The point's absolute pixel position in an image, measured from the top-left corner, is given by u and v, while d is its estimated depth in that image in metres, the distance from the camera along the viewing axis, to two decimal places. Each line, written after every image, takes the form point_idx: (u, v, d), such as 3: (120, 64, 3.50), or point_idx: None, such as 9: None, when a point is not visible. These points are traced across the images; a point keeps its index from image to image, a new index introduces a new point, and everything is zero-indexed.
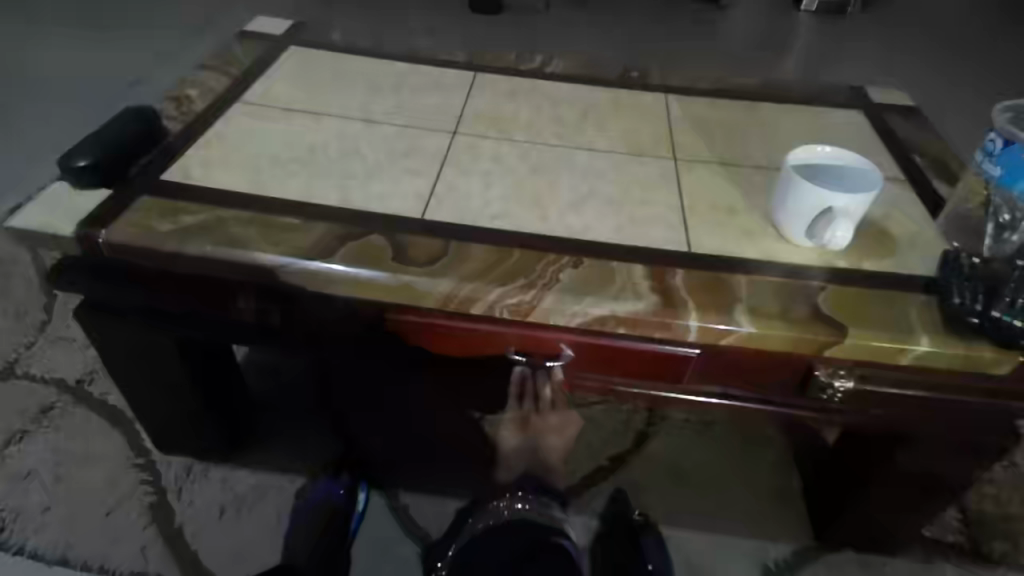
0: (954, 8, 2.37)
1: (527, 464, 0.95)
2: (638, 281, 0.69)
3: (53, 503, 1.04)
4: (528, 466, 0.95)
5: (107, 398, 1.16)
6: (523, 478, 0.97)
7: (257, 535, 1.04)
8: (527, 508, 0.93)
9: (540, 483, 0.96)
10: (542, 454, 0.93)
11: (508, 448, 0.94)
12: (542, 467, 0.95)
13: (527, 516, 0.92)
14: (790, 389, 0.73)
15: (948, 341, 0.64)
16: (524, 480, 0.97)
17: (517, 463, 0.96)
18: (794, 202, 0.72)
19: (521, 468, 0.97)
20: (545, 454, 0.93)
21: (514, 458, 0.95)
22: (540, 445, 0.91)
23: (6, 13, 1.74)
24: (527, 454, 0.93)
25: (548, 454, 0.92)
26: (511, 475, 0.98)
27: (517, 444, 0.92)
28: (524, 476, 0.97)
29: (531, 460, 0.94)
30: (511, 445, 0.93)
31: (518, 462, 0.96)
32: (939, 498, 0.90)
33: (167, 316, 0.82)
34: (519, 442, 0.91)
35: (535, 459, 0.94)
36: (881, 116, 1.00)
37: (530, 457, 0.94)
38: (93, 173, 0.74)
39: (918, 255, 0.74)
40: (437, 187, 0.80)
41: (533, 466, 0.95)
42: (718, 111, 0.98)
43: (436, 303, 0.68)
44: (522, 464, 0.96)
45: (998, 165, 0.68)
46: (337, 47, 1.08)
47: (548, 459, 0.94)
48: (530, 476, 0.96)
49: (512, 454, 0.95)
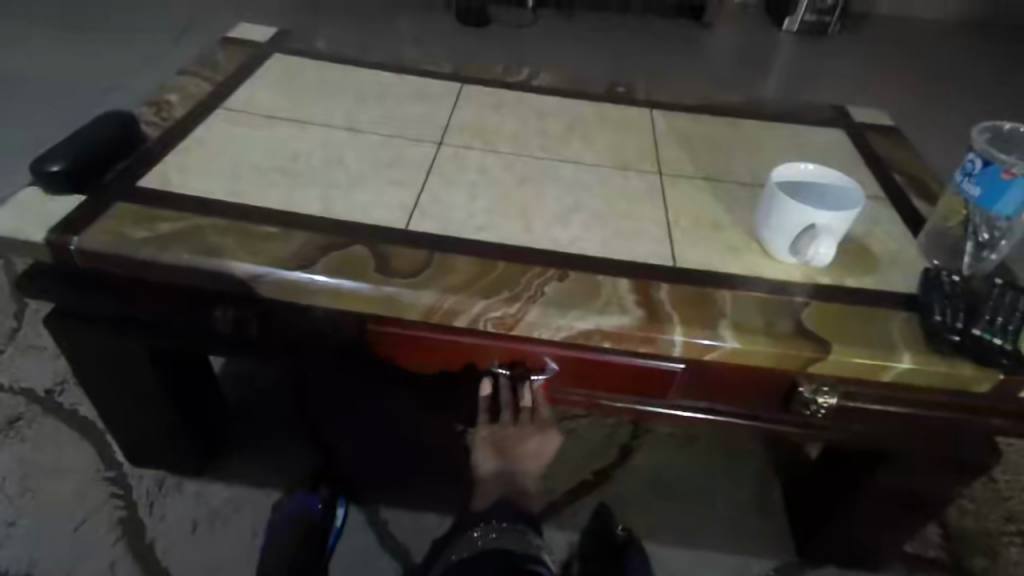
0: (931, 33, 2.41)
1: (502, 490, 0.90)
2: (624, 295, 0.69)
3: (18, 517, 1.00)
4: (503, 492, 0.90)
5: (77, 409, 1.13)
6: (499, 507, 0.88)
7: (232, 550, 1.00)
8: (504, 536, 0.84)
9: (515, 510, 0.88)
10: (518, 478, 0.90)
11: (482, 476, 0.91)
12: (518, 493, 0.90)
13: (504, 545, 0.83)
14: (774, 404, 0.73)
15: (930, 359, 0.65)
16: (500, 510, 0.88)
17: (490, 491, 0.90)
18: (778, 218, 0.72)
19: (495, 494, 0.90)
20: (520, 478, 0.90)
21: (489, 485, 0.90)
22: (519, 466, 0.89)
23: (5, 49, 1.77)
24: (506, 480, 0.90)
25: (524, 476, 0.90)
26: (486, 505, 0.90)
27: (494, 469, 0.89)
28: (498, 504, 0.88)
29: (508, 484, 0.90)
30: (486, 473, 0.90)
31: (495, 489, 0.90)
32: (919, 514, 0.90)
33: (138, 320, 0.78)
34: (497, 465, 0.89)
35: (512, 482, 0.90)
36: (862, 135, 1.02)
37: (507, 483, 0.90)
38: (65, 179, 0.72)
39: (899, 272, 0.75)
40: (421, 198, 0.79)
41: (509, 492, 0.90)
42: (701, 127, 0.99)
43: (419, 314, 0.67)
44: (498, 490, 0.90)
45: (976, 185, 0.68)
46: (322, 55, 1.07)
47: (526, 487, 0.91)
48: (506, 504, 0.88)
49: (485, 482, 0.91)
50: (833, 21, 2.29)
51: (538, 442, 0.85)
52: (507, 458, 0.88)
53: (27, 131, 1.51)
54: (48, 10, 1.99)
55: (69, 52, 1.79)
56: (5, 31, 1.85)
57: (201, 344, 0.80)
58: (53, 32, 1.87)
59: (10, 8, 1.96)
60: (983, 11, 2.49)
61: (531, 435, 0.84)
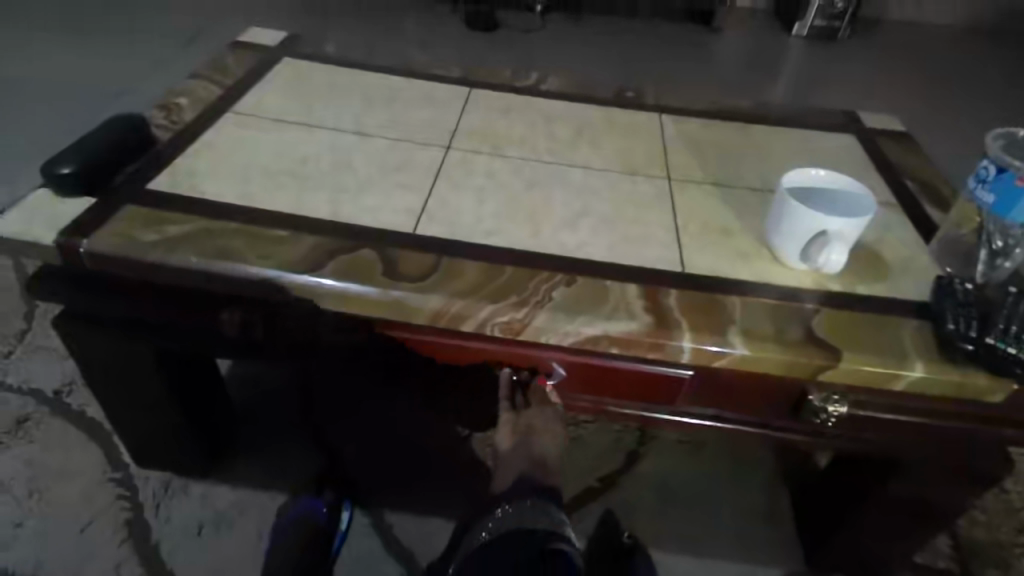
0: (941, 37, 2.40)
1: (522, 468, 0.75)
2: (632, 300, 0.68)
3: (25, 518, 1.01)
4: (523, 468, 0.75)
5: (85, 410, 1.14)
6: (517, 485, 0.73)
7: (238, 552, 1.00)
8: (523, 515, 0.70)
9: (536, 488, 0.73)
10: (537, 446, 0.77)
11: (501, 453, 0.78)
12: (540, 467, 0.76)
13: (524, 525, 0.69)
14: (784, 412, 0.72)
15: (943, 368, 0.64)
16: (517, 489, 0.73)
17: (509, 471, 0.76)
18: (789, 225, 0.71)
19: (515, 472, 0.75)
20: (538, 444, 0.77)
21: (508, 466, 0.76)
22: (535, 429, 0.77)
23: (11, 53, 1.78)
24: (525, 451, 0.76)
25: (542, 442, 0.77)
26: (503, 487, 0.74)
27: (511, 441, 0.77)
28: (517, 482, 0.74)
29: (528, 459, 0.76)
30: (504, 448, 0.77)
31: (513, 469, 0.75)
32: (931, 525, 0.87)
33: (146, 323, 0.78)
34: (513, 442, 0.77)
35: (531, 454, 0.76)
36: (873, 140, 1.01)
37: (526, 455, 0.76)
38: (74, 182, 0.72)
39: (911, 280, 0.74)
40: (429, 202, 0.79)
41: (529, 467, 0.75)
42: (711, 132, 0.98)
43: (426, 319, 0.67)
44: (518, 469, 0.75)
45: (991, 192, 0.67)
46: (332, 59, 1.07)
47: (546, 457, 0.77)
48: (525, 480, 0.74)
49: (504, 463, 0.77)
50: (844, 26, 2.28)
51: (550, 417, 0.77)
52: (523, 426, 0.77)
53: (29, 137, 1.51)
54: (50, 12, 2.03)
55: (75, 56, 1.81)
56: (12, 34, 1.87)
57: (208, 347, 0.79)
58: (58, 37, 1.89)
59: (15, 12, 1.99)
60: (994, 17, 2.48)
61: (536, 407, 0.75)
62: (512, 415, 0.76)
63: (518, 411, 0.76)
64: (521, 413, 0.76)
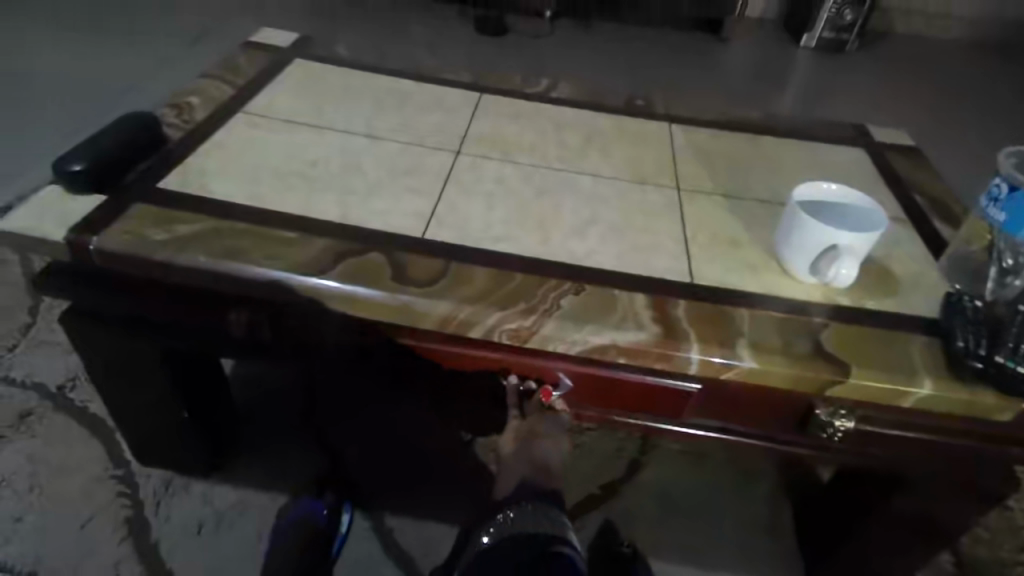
0: (951, 52, 2.41)
1: (524, 472, 0.73)
2: (640, 310, 0.68)
3: (25, 513, 1.00)
4: (525, 472, 0.73)
5: (87, 406, 1.14)
6: (520, 489, 0.72)
7: (236, 552, 1.00)
8: (523, 520, 0.69)
9: (538, 491, 0.72)
10: (538, 450, 0.74)
11: (503, 457, 0.76)
12: (542, 472, 0.74)
13: (525, 529, 0.68)
14: (790, 426, 0.71)
15: (951, 386, 0.64)
16: (521, 492, 0.72)
17: (511, 475, 0.74)
18: (798, 238, 0.71)
19: (517, 475, 0.73)
20: (539, 448, 0.74)
21: (509, 471, 0.74)
22: (538, 434, 0.74)
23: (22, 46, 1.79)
24: (526, 455, 0.74)
25: (544, 446, 0.74)
26: (506, 492, 0.73)
27: (513, 445, 0.75)
28: (518, 486, 0.72)
29: (531, 464, 0.74)
30: (507, 451, 0.75)
31: (515, 475, 0.74)
32: (937, 543, 0.86)
33: (149, 321, 0.78)
34: (515, 447, 0.74)
35: (532, 458, 0.74)
36: (882, 154, 1.01)
37: (528, 459, 0.74)
38: (84, 180, 0.72)
39: (920, 296, 0.74)
40: (438, 206, 0.79)
41: (531, 471, 0.73)
42: (720, 143, 0.98)
43: (434, 324, 0.67)
44: (520, 473, 0.73)
45: (1002, 210, 0.67)
46: (343, 62, 1.08)
47: (549, 461, 0.74)
48: (526, 484, 0.72)
49: (506, 466, 0.75)
50: (852, 39, 2.29)
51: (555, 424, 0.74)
52: (526, 431, 0.74)
53: (37, 131, 1.51)
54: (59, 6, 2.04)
55: (85, 52, 1.81)
56: (23, 29, 1.88)
57: (213, 346, 0.79)
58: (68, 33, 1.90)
59: (28, 8, 2.00)
60: (1004, 32, 2.48)
61: (538, 416, 0.74)
62: (519, 422, 0.74)
63: (524, 416, 0.74)
64: (527, 419, 0.74)
